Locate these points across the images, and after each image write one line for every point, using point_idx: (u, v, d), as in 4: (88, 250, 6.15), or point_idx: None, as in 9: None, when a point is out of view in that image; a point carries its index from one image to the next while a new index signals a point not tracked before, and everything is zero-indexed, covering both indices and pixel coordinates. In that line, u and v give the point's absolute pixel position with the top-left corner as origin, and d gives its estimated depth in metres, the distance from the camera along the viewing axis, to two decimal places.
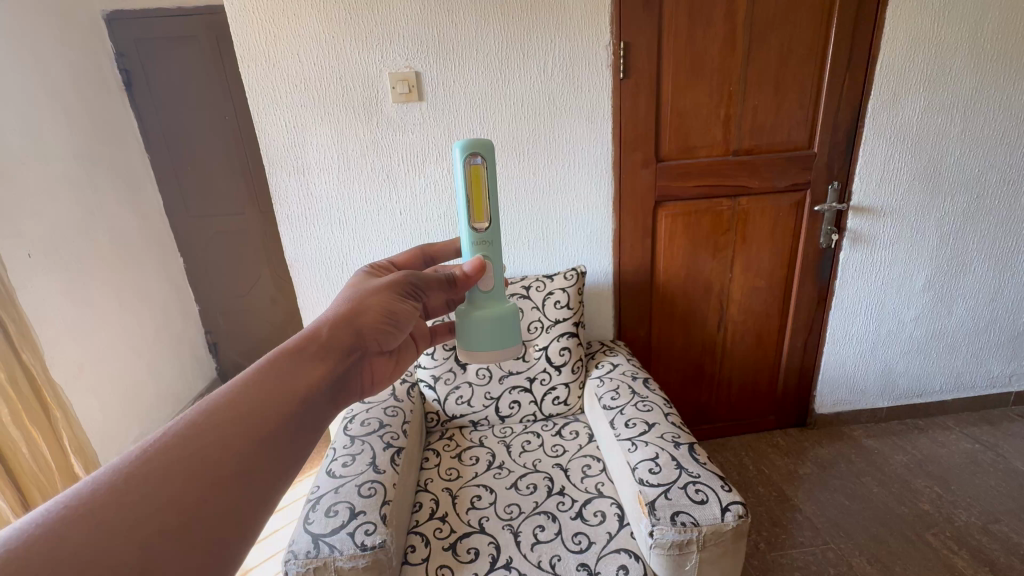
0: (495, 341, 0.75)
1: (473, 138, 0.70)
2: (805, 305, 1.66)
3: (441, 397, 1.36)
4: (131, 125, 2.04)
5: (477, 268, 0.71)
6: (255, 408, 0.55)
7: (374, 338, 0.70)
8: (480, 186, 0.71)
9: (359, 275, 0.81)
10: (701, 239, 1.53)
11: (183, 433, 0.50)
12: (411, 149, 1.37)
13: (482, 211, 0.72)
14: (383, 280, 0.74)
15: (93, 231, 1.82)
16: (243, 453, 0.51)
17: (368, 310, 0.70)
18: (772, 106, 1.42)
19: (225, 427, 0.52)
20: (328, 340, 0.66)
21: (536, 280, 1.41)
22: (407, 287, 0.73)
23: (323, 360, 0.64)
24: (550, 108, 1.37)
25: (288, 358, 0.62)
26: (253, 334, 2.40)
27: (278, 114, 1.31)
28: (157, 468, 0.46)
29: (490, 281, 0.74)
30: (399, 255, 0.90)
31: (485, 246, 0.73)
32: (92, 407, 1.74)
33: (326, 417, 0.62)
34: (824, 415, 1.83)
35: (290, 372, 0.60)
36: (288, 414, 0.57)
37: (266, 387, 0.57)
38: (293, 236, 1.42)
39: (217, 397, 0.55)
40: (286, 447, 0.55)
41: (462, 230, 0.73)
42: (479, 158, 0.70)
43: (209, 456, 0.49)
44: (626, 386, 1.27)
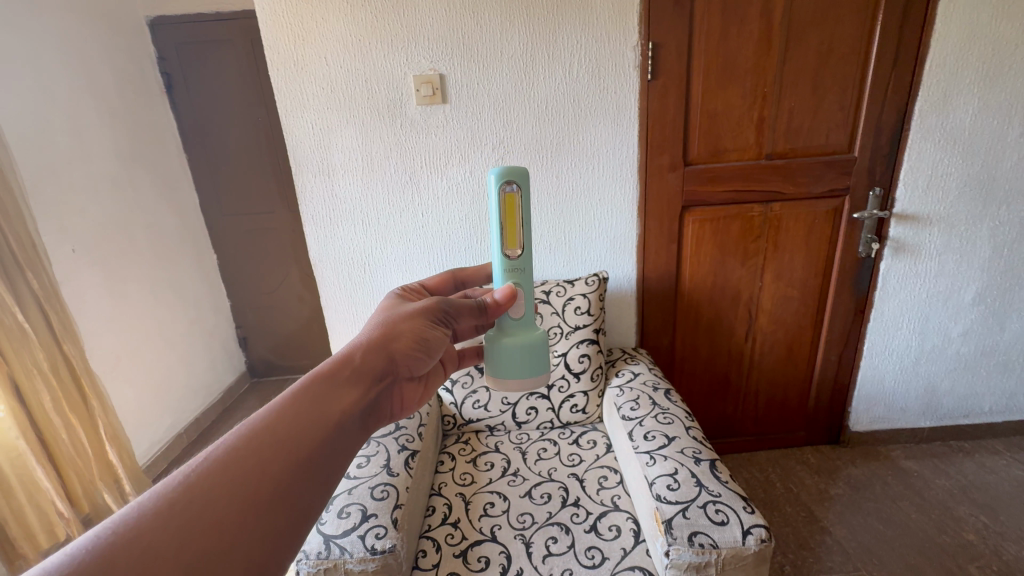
0: (523, 368, 0.73)
1: (509, 166, 0.70)
2: (842, 316, 1.58)
3: (458, 401, 1.35)
4: (170, 125, 2.13)
5: (507, 296, 0.71)
6: (291, 433, 0.56)
7: (406, 364, 0.71)
8: (514, 214, 0.71)
9: (390, 297, 0.83)
10: (729, 245, 1.48)
11: (223, 459, 0.51)
12: (433, 151, 1.37)
13: (514, 238, 0.72)
14: (416, 305, 0.75)
15: (131, 228, 1.90)
16: (280, 478, 0.52)
17: (401, 335, 0.71)
18: (809, 109, 1.36)
19: (262, 452, 0.53)
20: (361, 365, 0.67)
21: (556, 285, 1.39)
22: (439, 313, 0.74)
23: (357, 385, 0.64)
24: (575, 109, 1.34)
25: (322, 381, 0.63)
26: (282, 329, 2.47)
27: (305, 117, 1.33)
28: (198, 493, 0.48)
29: (520, 308, 0.73)
30: (431, 278, 0.92)
31: (516, 274, 0.72)
32: (128, 397, 1.81)
33: (359, 441, 0.63)
34: (860, 433, 1.73)
35: (325, 396, 0.61)
36: (323, 439, 0.57)
37: (301, 411, 0.58)
38: (316, 235, 1.45)
39: (255, 421, 0.56)
40: (320, 472, 0.56)
41: (495, 255, 0.73)
42: (514, 186, 0.70)
43: (247, 482, 0.50)
44: (646, 397, 1.23)
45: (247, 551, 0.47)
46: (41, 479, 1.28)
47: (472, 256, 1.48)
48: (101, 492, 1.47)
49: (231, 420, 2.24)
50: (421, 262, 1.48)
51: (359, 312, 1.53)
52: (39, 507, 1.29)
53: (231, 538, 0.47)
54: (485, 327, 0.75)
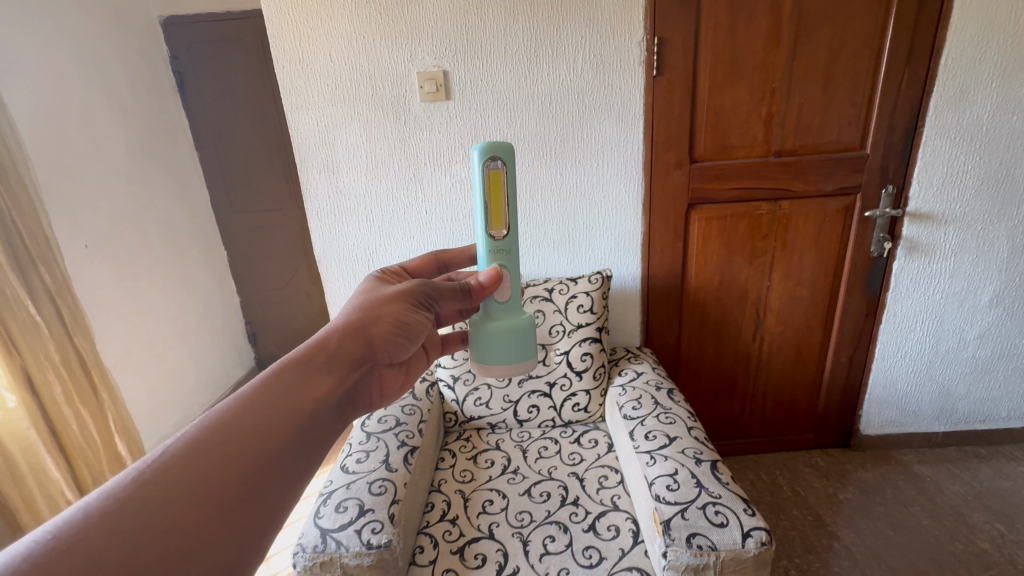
0: (509, 354, 0.75)
1: (493, 142, 0.69)
2: (853, 317, 1.55)
3: (459, 398, 1.35)
4: (182, 124, 2.16)
5: (492, 278, 0.71)
6: (266, 419, 0.58)
7: (383, 349, 0.75)
8: (499, 192, 0.71)
9: (368, 279, 0.82)
10: (736, 244, 1.45)
11: (198, 443, 0.53)
12: (437, 148, 1.37)
13: (500, 218, 0.72)
14: (396, 288, 0.76)
15: (143, 225, 1.93)
16: (260, 462, 0.55)
17: (379, 320, 0.74)
18: (819, 104, 1.33)
19: (242, 437, 0.55)
20: (338, 351, 0.70)
21: (559, 282, 1.38)
22: (420, 297, 0.76)
23: (334, 371, 0.68)
24: (579, 106, 1.33)
25: (298, 368, 0.66)
26: (290, 325, 2.49)
27: (310, 114, 1.34)
28: (182, 473, 0.50)
29: (506, 292, 0.75)
30: (411, 260, 0.90)
31: (501, 255, 0.73)
32: (139, 390, 1.85)
33: (334, 429, 0.66)
34: (871, 437, 1.69)
35: (301, 382, 0.64)
36: (299, 425, 0.61)
37: (277, 397, 0.61)
38: (321, 232, 1.46)
39: (232, 407, 0.59)
40: (296, 457, 0.59)
41: (479, 236, 0.73)
42: (499, 164, 0.70)
43: (229, 465, 0.53)
44: (649, 396, 1.22)
45: (229, 528, 0.50)
46: (51, 470, 1.31)
47: None
48: None
49: None
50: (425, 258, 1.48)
51: None
52: (50, 496, 1.32)
53: (213, 518, 0.49)
54: (470, 309, 0.74)
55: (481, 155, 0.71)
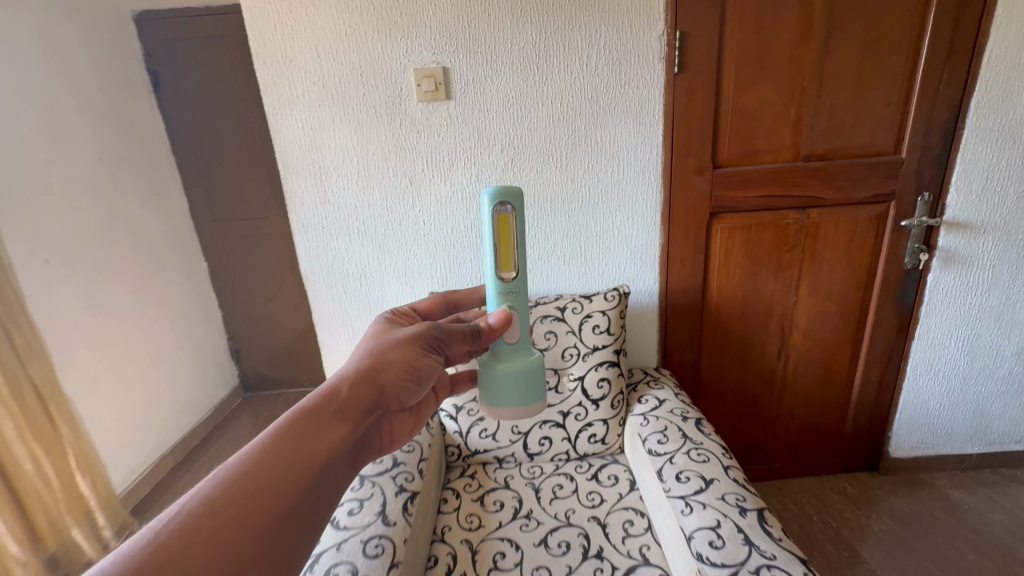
0: (516, 394, 0.74)
1: (504, 187, 0.70)
2: (884, 333, 1.44)
3: (463, 430, 1.21)
4: (159, 127, 2.01)
5: (501, 320, 0.73)
6: (275, 477, 0.59)
7: (395, 395, 0.75)
8: (507, 236, 0.72)
9: (380, 321, 0.85)
10: (762, 256, 1.34)
11: (206, 507, 0.54)
12: (436, 153, 1.24)
13: (508, 259, 0.73)
14: (407, 331, 0.77)
15: (114, 238, 1.77)
16: (269, 521, 0.56)
17: (391, 365, 0.74)
18: (853, 105, 1.22)
19: (252, 494, 0.57)
20: (349, 399, 0.71)
21: (572, 300, 1.25)
22: (431, 340, 0.77)
23: (345, 420, 0.69)
24: (593, 107, 1.21)
25: (309, 419, 0.66)
26: (277, 341, 2.35)
27: (294, 115, 1.21)
28: (192, 536, 0.52)
29: (514, 332, 0.74)
30: (423, 302, 0.95)
31: (510, 295, 0.74)
32: (107, 418, 1.68)
33: (345, 479, 0.67)
34: (901, 460, 1.59)
35: (312, 435, 0.65)
36: (309, 481, 0.61)
37: (286, 452, 0.62)
38: (308, 244, 1.32)
39: (245, 459, 0.60)
40: (306, 515, 0.60)
41: (489, 278, 0.74)
42: (508, 208, 0.71)
43: (237, 527, 0.54)
44: (675, 427, 1.09)
45: None
46: None
47: (478, 268, 1.34)
48: (70, 528, 1.34)
49: (221, 439, 2.11)
50: (423, 274, 1.35)
51: (354, 328, 1.40)
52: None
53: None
54: (477, 351, 0.75)
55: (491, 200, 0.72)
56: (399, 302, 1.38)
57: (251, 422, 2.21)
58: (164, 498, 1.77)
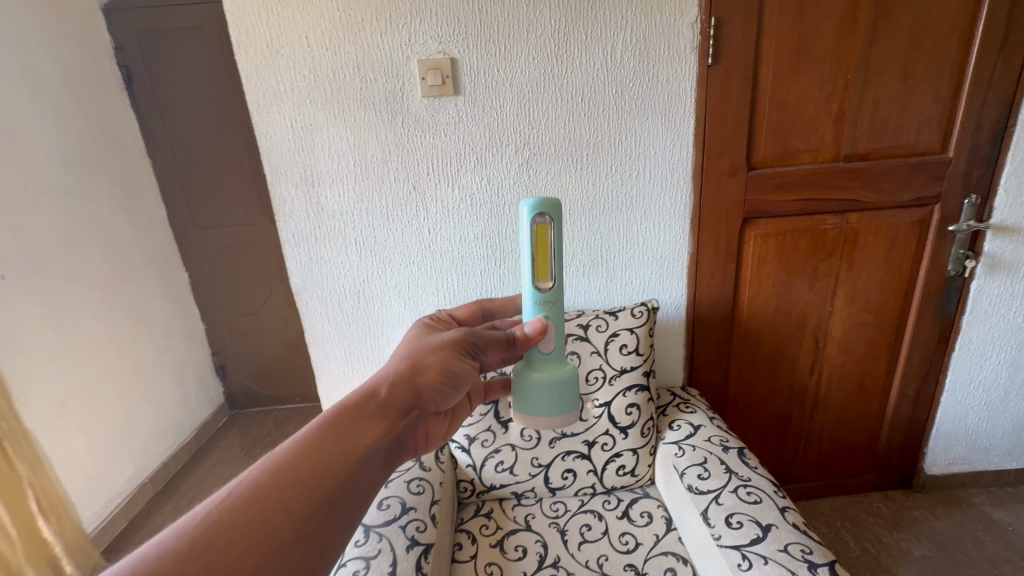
0: (551, 403, 0.72)
1: (544, 198, 0.67)
2: (923, 345, 1.34)
3: (477, 463, 1.09)
4: (133, 127, 1.85)
5: (538, 330, 0.71)
6: (311, 473, 0.59)
7: (431, 397, 0.73)
8: (546, 249, 0.69)
9: (419, 326, 0.87)
10: (797, 264, 1.23)
11: (242, 500, 0.54)
12: (443, 155, 1.11)
13: (546, 271, 0.70)
14: (445, 337, 0.78)
15: (83, 247, 1.61)
16: (305, 513, 0.56)
17: (428, 368, 0.74)
18: (898, 100, 1.12)
19: (289, 486, 0.56)
20: (387, 398, 0.70)
21: (596, 317, 1.13)
22: (467, 346, 0.77)
23: (383, 419, 0.68)
24: (617, 104, 1.09)
25: (347, 416, 0.66)
26: (266, 356, 2.20)
27: (281, 114, 1.07)
28: (232, 523, 0.52)
29: (550, 343, 0.72)
30: (460, 310, 0.95)
31: (551, 307, 0.71)
32: (77, 448, 1.52)
33: (381, 477, 0.65)
34: (937, 477, 1.50)
35: (350, 431, 0.64)
36: (345, 478, 0.60)
37: (322, 449, 0.61)
38: (299, 258, 1.18)
39: (287, 454, 0.60)
40: (340, 513, 0.58)
41: (526, 289, 0.71)
42: (547, 219, 0.68)
43: (275, 518, 0.54)
44: (716, 459, 0.98)
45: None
46: None
47: (489, 282, 1.22)
48: None
49: (206, 463, 1.95)
50: (428, 289, 1.22)
51: (352, 348, 1.27)
52: None
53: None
54: (513, 359, 0.74)
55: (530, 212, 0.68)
56: (403, 321, 1.25)
57: (239, 443, 2.06)
58: (144, 533, 1.62)
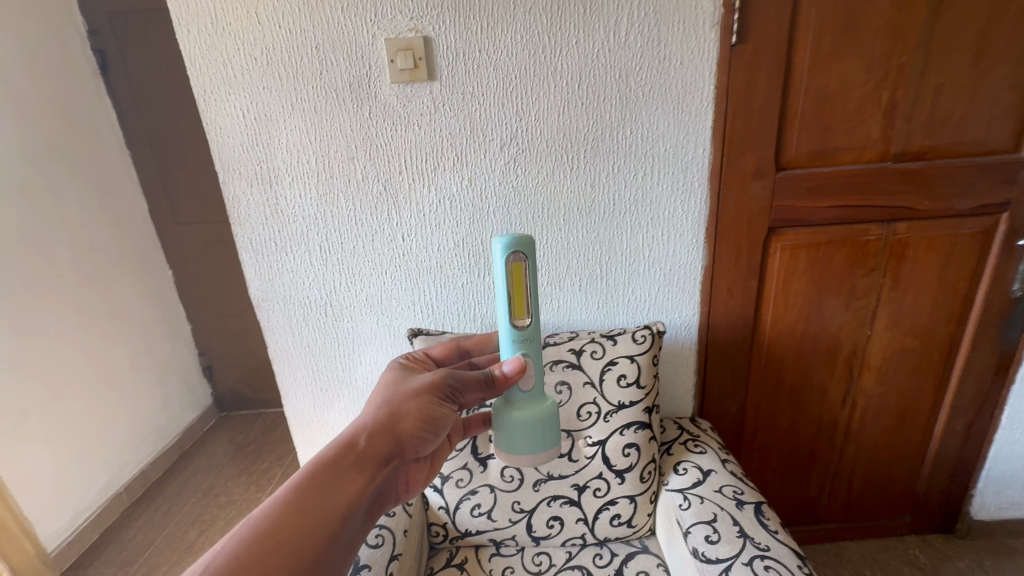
0: (539, 442, 0.62)
1: (517, 236, 0.58)
2: (977, 376, 1.15)
3: (450, 505, 0.95)
4: (109, 115, 1.74)
5: (517, 369, 0.60)
6: (285, 547, 0.53)
7: (411, 445, 0.67)
8: (522, 285, 0.59)
9: (393, 368, 0.76)
10: (831, 281, 1.05)
11: None
12: (416, 152, 0.97)
13: (523, 308, 0.61)
14: (422, 379, 0.70)
15: (49, 245, 1.51)
16: None
17: (407, 415, 0.67)
18: (964, 88, 0.92)
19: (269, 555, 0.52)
20: (366, 449, 0.64)
21: (592, 340, 0.98)
22: (446, 390, 0.69)
23: (361, 473, 0.62)
24: (621, 92, 0.93)
25: (322, 475, 0.60)
26: (254, 357, 2.09)
27: (232, 101, 0.93)
28: None
29: (531, 378, 0.62)
30: (436, 346, 0.84)
31: (528, 345, 0.61)
32: (39, 460, 1.44)
33: (360, 535, 0.61)
34: (985, 523, 1.31)
35: (326, 492, 0.59)
36: (323, 547, 0.56)
37: (297, 516, 0.56)
38: (259, 267, 1.05)
39: (262, 518, 0.55)
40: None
41: (502, 327, 0.62)
42: (522, 254, 0.58)
43: None
44: (728, 516, 0.82)
45: None
46: None
47: (472, 296, 1.07)
48: None
49: (187, 470, 1.86)
50: (403, 303, 1.08)
51: (319, 366, 1.14)
52: None
53: None
54: (491, 399, 0.64)
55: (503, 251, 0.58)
56: (377, 339, 1.11)
57: (224, 448, 1.97)
58: (112, 548, 1.53)
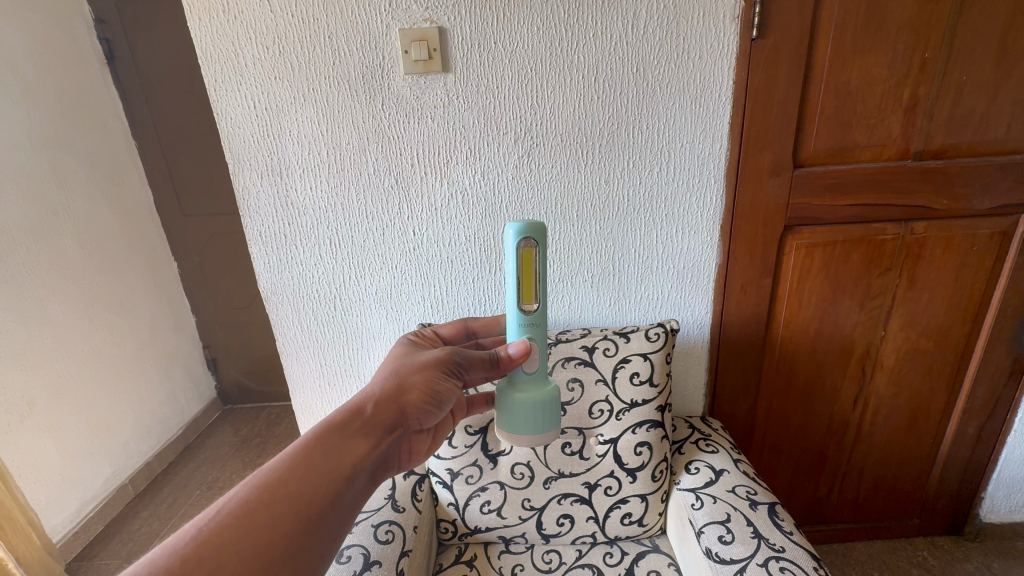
0: (540, 425, 0.60)
1: (529, 221, 0.57)
2: (992, 378, 1.14)
3: (459, 502, 0.94)
4: (116, 105, 1.73)
5: (522, 352, 0.59)
6: (289, 502, 0.53)
7: (416, 416, 0.66)
8: (531, 270, 0.58)
9: (402, 344, 0.76)
10: (846, 280, 1.04)
11: (214, 534, 0.48)
12: (429, 145, 0.95)
13: (531, 292, 0.60)
14: (428, 354, 0.68)
15: (55, 235, 1.50)
16: (286, 539, 0.51)
17: (412, 387, 0.66)
18: (987, 85, 0.91)
19: (272, 509, 0.51)
20: (371, 416, 0.63)
21: (604, 337, 0.96)
22: (451, 365, 0.67)
23: (367, 438, 0.61)
24: (636, 86, 0.91)
25: (328, 437, 0.59)
26: (258, 351, 2.09)
27: (242, 91, 0.92)
28: (209, 551, 0.47)
29: (536, 362, 0.61)
30: (445, 326, 0.84)
31: (535, 330, 0.60)
32: (46, 451, 1.44)
33: (364, 498, 0.60)
34: (994, 525, 1.30)
35: (331, 453, 0.58)
36: (325, 506, 0.55)
37: (303, 474, 0.55)
38: (267, 259, 1.04)
39: (269, 474, 0.55)
40: (324, 538, 0.53)
41: (509, 310, 0.61)
42: (533, 240, 0.57)
43: (255, 545, 0.49)
44: (741, 516, 0.81)
45: None
46: None
47: (482, 292, 1.06)
48: None
49: (192, 462, 1.86)
50: (412, 296, 1.07)
51: (327, 359, 1.13)
52: None
53: None
54: (496, 378, 0.63)
55: (515, 237, 0.57)
56: (384, 333, 1.10)
57: (228, 441, 1.96)
58: (116, 540, 1.53)
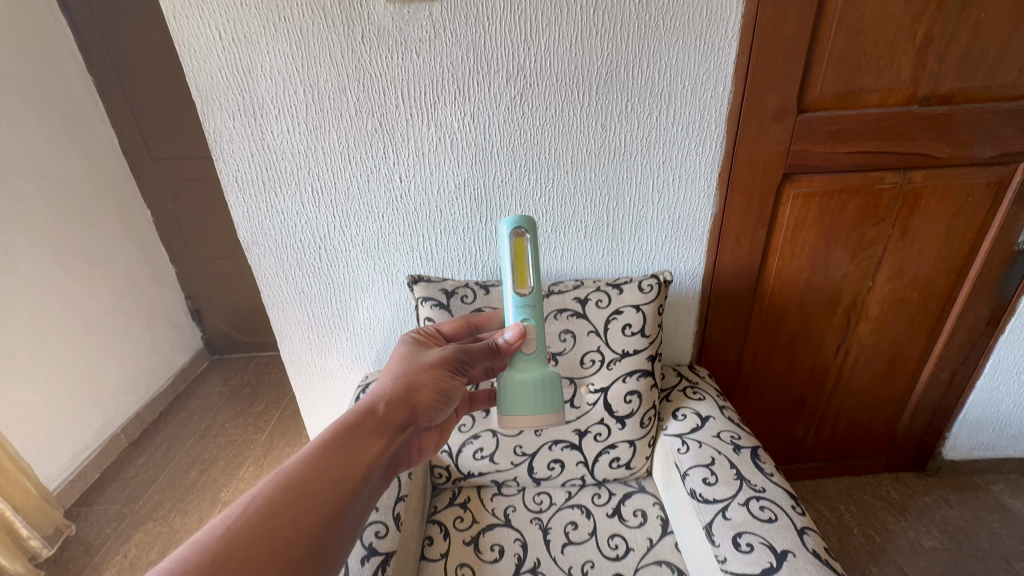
0: (538, 403, 0.62)
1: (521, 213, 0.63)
2: (970, 326, 1.17)
3: (453, 449, 0.96)
4: (66, 35, 1.57)
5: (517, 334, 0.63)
6: (311, 500, 0.52)
7: (425, 414, 0.66)
8: (525, 258, 0.64)
9: (406, 342, 0.75)
10: (841, 230, 1.03)
11: (240, 534, 0.47)
12: (414, 82, 0.88)
13: (524, 278, 0.64)
14: (434, 354, 0.69)
15: (16, 182, 1.41)
16: (311, 538, 0.50)
17: (421, 386, 0.66)
18: (1006, 25, 0.86)
19: (296, 507, 0.51)
20: (384, 416, 0.62)
21: (597, 289, 0.95)
22: (457, 363, 0.69)
23: (381, 437, 0.61)
24: (639, 18, 0.84)
25: (344, 437, 0.58)
26: (243, 301, 2.05)
27: (206, 16, 0.83)
28: (238, 551, 0.46)
29: (532, 343, 0.64)
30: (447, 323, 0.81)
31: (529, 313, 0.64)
32: (31, 402, 1.42)
33: (377, 496, 0.60)
34: (954, 461, 1.39)
35: (348, 452, 0.57)
36: (345, 505, 0.54)
37: (322, 473, 0.54)
38: (246, 206, 0.99)
39: (290, 472, 0.54)
40: (343, 536, 0.53)
41: (507, 297, 0.65)
42: (525, 231, 0.63)
43: (282, 544, 0.48)
44: (724, 459, 0.85)
45: None
46: None
47: (473, 242, 1.03)
48: None
49: (183, 411, 1.87)
50: (400, 247, 1.04)
51: (315, 313, 1.11)
52: None
53: None
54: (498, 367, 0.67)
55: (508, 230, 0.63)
56: (373, 285, 1.08)
57: (219, 390, 1.97)
58: (113, 486, 1.56)
